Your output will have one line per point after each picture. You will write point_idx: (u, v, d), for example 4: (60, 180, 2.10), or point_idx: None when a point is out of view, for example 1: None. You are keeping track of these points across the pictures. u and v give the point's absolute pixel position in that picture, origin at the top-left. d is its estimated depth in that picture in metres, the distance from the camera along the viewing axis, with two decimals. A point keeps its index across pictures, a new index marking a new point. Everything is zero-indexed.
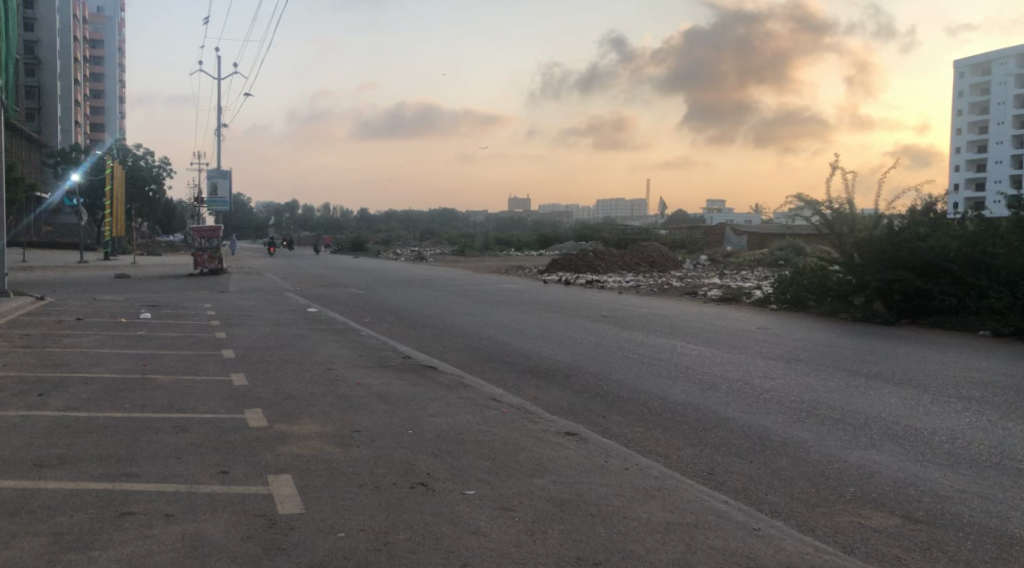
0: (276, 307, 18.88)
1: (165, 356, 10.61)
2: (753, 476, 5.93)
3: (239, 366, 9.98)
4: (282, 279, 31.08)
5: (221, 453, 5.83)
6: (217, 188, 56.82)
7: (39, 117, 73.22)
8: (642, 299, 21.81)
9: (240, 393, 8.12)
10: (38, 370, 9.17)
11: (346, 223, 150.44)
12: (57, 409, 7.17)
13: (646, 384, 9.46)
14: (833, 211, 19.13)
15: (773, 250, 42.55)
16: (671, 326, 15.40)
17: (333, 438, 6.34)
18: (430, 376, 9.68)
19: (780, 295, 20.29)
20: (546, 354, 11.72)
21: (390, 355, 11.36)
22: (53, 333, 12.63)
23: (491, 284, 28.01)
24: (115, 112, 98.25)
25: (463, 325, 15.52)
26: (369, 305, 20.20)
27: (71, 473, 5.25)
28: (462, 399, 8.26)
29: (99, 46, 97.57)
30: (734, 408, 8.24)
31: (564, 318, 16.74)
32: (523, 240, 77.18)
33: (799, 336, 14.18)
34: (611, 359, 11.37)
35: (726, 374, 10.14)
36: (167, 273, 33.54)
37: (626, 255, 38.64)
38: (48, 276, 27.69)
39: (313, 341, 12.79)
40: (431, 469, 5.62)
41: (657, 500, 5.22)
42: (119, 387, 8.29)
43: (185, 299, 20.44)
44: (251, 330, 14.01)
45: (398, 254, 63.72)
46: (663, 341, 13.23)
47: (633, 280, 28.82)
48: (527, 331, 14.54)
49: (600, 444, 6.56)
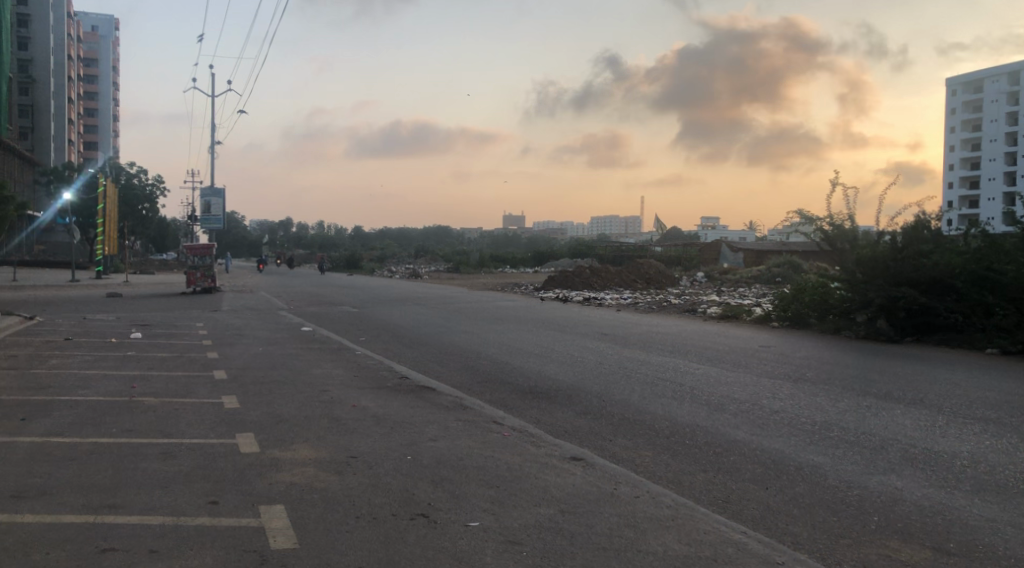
0: (270, 326, 18.57)
1: (154, 377, 10.29)
2: (770, 504, 5.64)
3: (231, 387, 9.67)
4: (276, 297, 30.76)
5: (209, 482, 5.51)
6: (210, 207, 56.24)
7: (32, 135, 73.04)
8: (641, 316, 21.54)
9: (232, 416, 7.81)
10: (21, 393, 8.85)
11: (340, 240, 150.14)
12: (39, 435, 6.85)
13: (651, 405, 9.17)
14: (833, 227, 18.94)
15: (770, 266, 42.38)
16: (673, 344, 15.14)
17: (328, 465, 6.03)
18: (429, 397, 9.38)
19: (781, 312, 20.06)
20: (547, 374, 11.44)
21: (387, 375, 11.06)
22: (40, 354, 12.32)
23: (487, 301, 27.75)
24: (109, 130, 98.14)
25: (460, 344, 15.23)
26: (365, 323, 19.90)
27: (49, 505, 4.93)
28: (462, 422, 7.97)
29: (93, 65, 97.69)
30: (744, 430, 7.96)
31: (564, 336, 16.46)
32: (518, 257, 76.97)
33: (804, 354, 13.94)
34: (613, 379, 11.09)
35: (733, 395, 9.87)
36: (159, 291, 33.18)
37: (623, 272, 38.42)
38: (39, 295, 27.31)
39: (308, 361, 12.48)
40: (432, 498, 5.31)
41: (673, 532, 4.92)
42: (105, 411, 7.98)
43: (177, 318, 20.13)
44: (244, 350, 13.69)
45: (393, 272, 63.45)
46: (665, 360, 12.96)
47: (632, 297, 28.57)
48: (526, 349, 14.26)
49: (609, 471, 6.26)
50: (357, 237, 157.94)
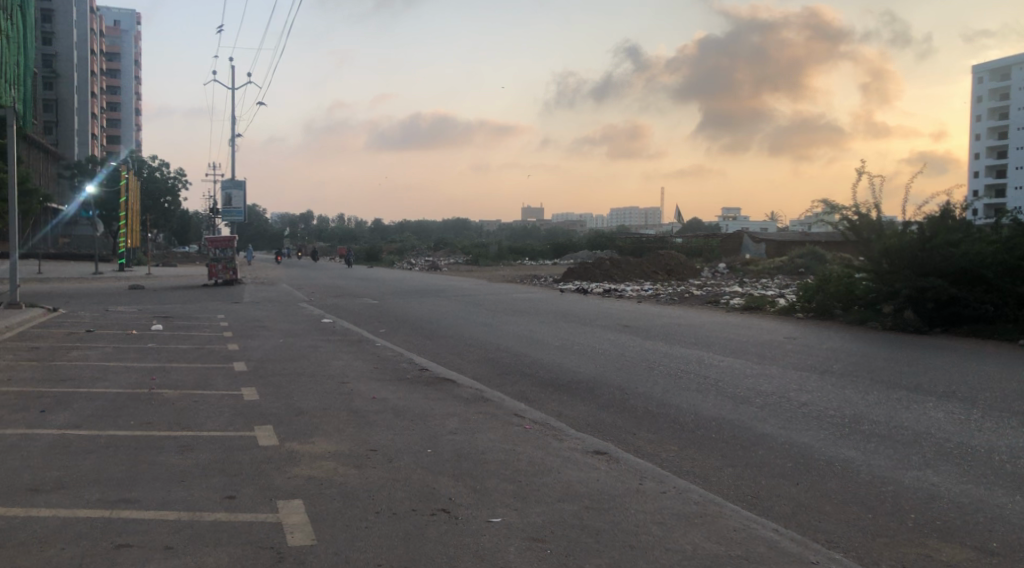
0: (289, 318, 18.55)
1: (174, 369, 10.27)
2: (801, 500, 5.46)
3: (250, 379, 9.62)
4: (296, 289, 30.82)
5: (225, 476, 5.43)
6: (231, 199, 56.58)
7: (56, 129, 73.80)
8: (663, 308, 21.30)
9: (251, 409, 7.74)
10: (42, 385, 8.85)
11: (360, 233, 150.62)
12: (58, 427, 6.82)
13: (675, 398, 9.00)
14: (860, 217, 18.56)
15: (793, 258, 41.84)
16: (696, 336, 14.92)
17: (347, 458, 5.93)
18: (448, 390, 9.26)
19: (806, 303, 19.76)
20: (569, 366, 11.28)
21: (406, 367, 10.96)
22: (62, 345, 12.35)
23: (507, 293, 27.60)
24: (131, 124, 98.97)
25: (481, 336, 15.11)
26: (385, 315, 19.86)
27: (64, 498, 4.87)
28: (482, 415, 7.84)
29: (116, 59, 98.57)
30: (772, 424, 7.77)
31: (585, 328, 16.28)
32: (537, 249, 76.72)
33: (830, 346, 13.67)
34: (636, 371, 10.92)
35: (759, 387, 9.66)
36: (181, 284, 33.38)
37: (644, 264, 38.13)
38: (63, 287, 27.52)
39: (328, 353, 12.42)
40: (452, 493, 5.18)
41: (701, 529, 4.76)
42: (124, 403, 7.94)
43: (199, 310, 20.19)
44: (264, 342, 13.66)
45: (413, 264, 63.55)
46: (689, 352, 12.76)
47: (653, 289, 28.29)
48: (547, 341, 14.11)
49: (634, 465, 6.10)
50: (377, 229, 158.30)
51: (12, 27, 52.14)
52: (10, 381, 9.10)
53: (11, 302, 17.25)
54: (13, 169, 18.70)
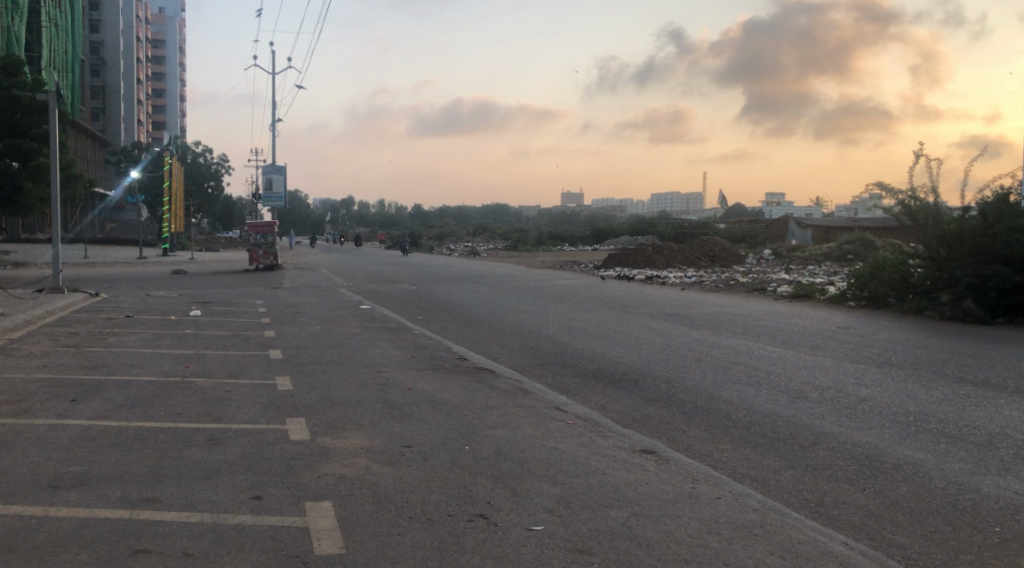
0: (328, 304, 18.41)
1: (209, 357, 10.11)
2: (870, 507, 5.00)
3: (285, 368, 9.40)
4: (336, 275, 30.82)
5: (253, 474, 5.16)
6: (272, 184, 56.93)
7: (103, 116, 75.16)
8: (708, 296, 20.69)
9: (283, 400, 7.50)
10: (76, 373, 8.73)
11: (400, 219, 151.28)
12: (88, 418, 6.65)
13: (725, 391, 8.54)
14: (916, 202, 17.74)
15: (841, 244, 40.68)
16: (744, 325, 14.37)
17: (381, 455, 5.62)
18: (487, 380, 8.93)
19: (858, 291, 19.00)
20: (612, 357, 10.87)
21: (444, 356, 10.65)
22: (100, 331, 12.33)
23: (546, 280, 27.22)
24: (176, 110, 100.51)
25: (520, 323, 14.74)
26: (424, 301, 19.65)
27: (85, 496, 4.64)
28: (522, 409, 7.48)
29: (161, 46, 100.05)
30: (831, 422, 7.27)
31: (627, 316, 15.83)
32: (577, 235, 76.02)
33: (886, 336, 13.02)
34: (682, 362, 10.46)
35: (814, 381, 9.14)
36: (223, 268, 33.62)
37: (686, 250, 37.40)
38: (107, 272, 27.86)
39: (364, 340, 12.18)
40: (491, 496, 4.84)
41: (763, 541, 4.34)
42: (156, 393, 7.77)
43: (238, 295, 20.20)
44: (301, 329, 13.49)
45: (451, 249, 63.45)
46: (738, 343, 12.22)
47: (697, 276, 27.61)
48: (588, 330, 13.69)
49: (685, 467, 5.70)
50: (416, 215, 158.75)
51: (60, 16, 53.09)
52: (45, 368, 9.01)
53: (54, 286, 17.39)
54: (55, 155, 18.81)
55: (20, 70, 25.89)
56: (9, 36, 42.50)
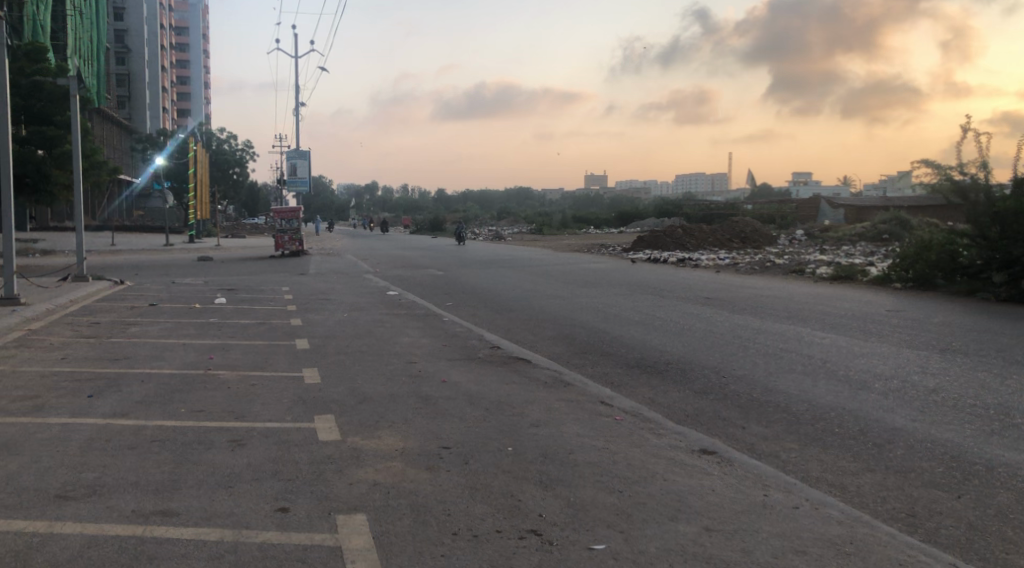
0: (354, 290, 17.97)
1: (234, 347, 9.71)
2: (971, 519, 4.41)
3: (312, 359, 8.96)
4: (362, 260, 30.49)
5: (279, 482, 4.70)
6: (297, 169, 56.73)
7: (129, 104, 75.46)
8: (746, 279, 19.96)
9: (310, 395, 7.03)
10: (95, 366, 8.36)
11: (423, 204, 151.08)
12: (105, 416, 6.25)
13: (780, 383, 7.95)
14: (966, 179, 16.78)
15: (876, 223, 39.60)
16: (788, 309, 13.70)
17: (417, 459, 5.13)
18: (524, 372, 8.40)
19: (903, 272, 18.12)
20: (653, 345, 10.29)
21: (477, 346, 10.13)
22: (123, 321, 11.98)
23: (575, 263, 26.65)
24: (200, 97, 100.83)
25: (554, 309, 14.20)
26: (452, 286, 19.20)
27: (95, 509, 4.20)
28: (566, 404, 6.95)
29: (184, 34, 100.33)
30: (903, 415, 6.64)
31: (664, 300, 15.21)
32: (602, 217, 75.10)
33: (940, 319, 12.28)
34: (729, 350, 9.87)
35: (876, 369, 8.50)
36: (250, 255, 33.42)
37: (717, 231, 36.56)
38: (134, 259, 27.71)
39: (393, 328, 11.69)
40: (543, 508, 4.33)
41: (858, 562, 3.80)
42: (177, 387, 7.35)
43: (264, 282, 19.89)
44: (328, 316, 13.05)
45: (476, 234, 62.95)
46: (785, 328, 11.59)
47: (731, 258, 26.78)
48: (625, 316, 13.11)
49: (753, 470, 5.16)
50: (439, 199, 158.25)
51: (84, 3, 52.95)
52: (64, 360, 8.63)
53: (78, 275, 17.15)
54: (77, 141, 18.53)
55: (43, 56, 25.58)
56: (34, 25, 42.40)
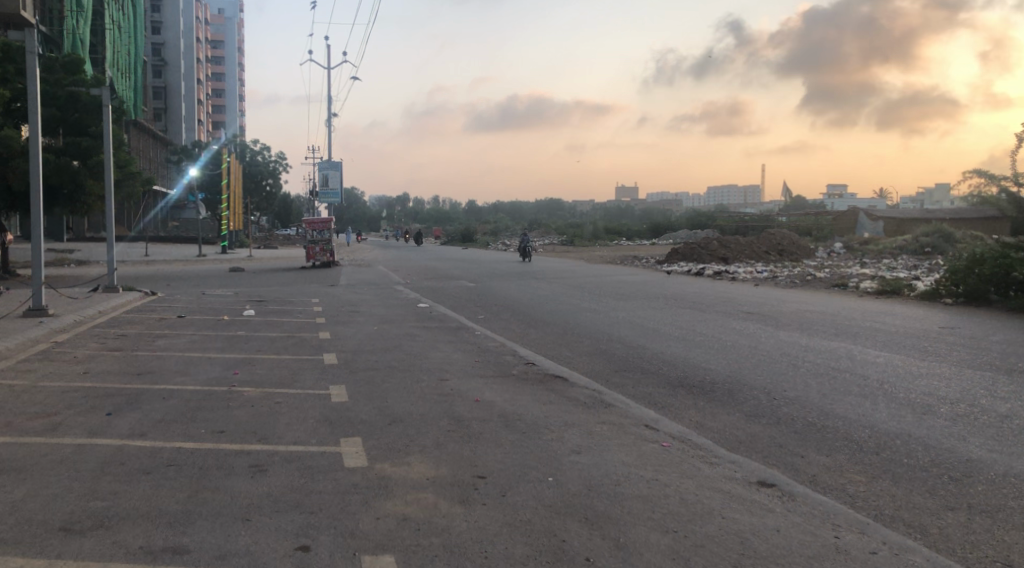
0: (385, 302, 17.66)
1: (260, 361, 9.42)
2: None
3: (339, 375, 8.60)
4: (393, 271, 30.31)
5: (301, 514, 4.33)
6: (328, 180, 56.92)
7: (165, 116, 76.65)
8: (787, 292, 19.30)
9: (337, 415, 6.66)
10: (117, 381, 8.09)
11: (454, 215, 151.49)
12: (122, 436, 5.94)
13: (837, 406, 7.40)
14: None
15: (918, 235, 38.49)
16: (835, 326, 13.07)
17: (449, 490, 4.73)
18: (561, 391, 7.97)
19: (953, 287, 17.31)
20: (696, 362, 9.77)
21: (510, 362, 9.69)
22: (149, 333, 11.77)
23: (609, 275, 26.12)
24: (235, 110, 102.32)
25: (589, 323, 13.73)
26: (483, 299, 18.83)
27: (100, 544, 3.86)
28: (606, 427, 6.49)
29: (220, 47, 101.91)
30: (978, 443, 6.05)
31: (703, 315, 14.66)
32: (634, 229, 74.38)
33: (1000, 337, 11.58)
34: (777, 369, 9.32)
35: (939, 391, 7.87)
36: (281, 266, 33.43)
37: (754, 243, 35.80)
38: (167, 270, 27.80)
39: (423, 343, 11.31)
40: (591, 551, 3.90)
41: None
42: (199, 405, 7.04)
43: (294, 293, 19.71)
44: (356, 330, 12.72)
45: (507, 245, 62.60)
46: (833, 346, 11.00)
47: (769, 271, 26.06)
48: (664, 331, 12.60)
49: (820, 506, 4.65)
50: (470, 211, 158.39)
51: (123, 17, 53.76)
52: (86, 375, 8.37)
53: (109, 285, 17.10)
54: (109, 152, 18.54)
55: (80, 68, 25.85)
56: (73, 38, 43.06)
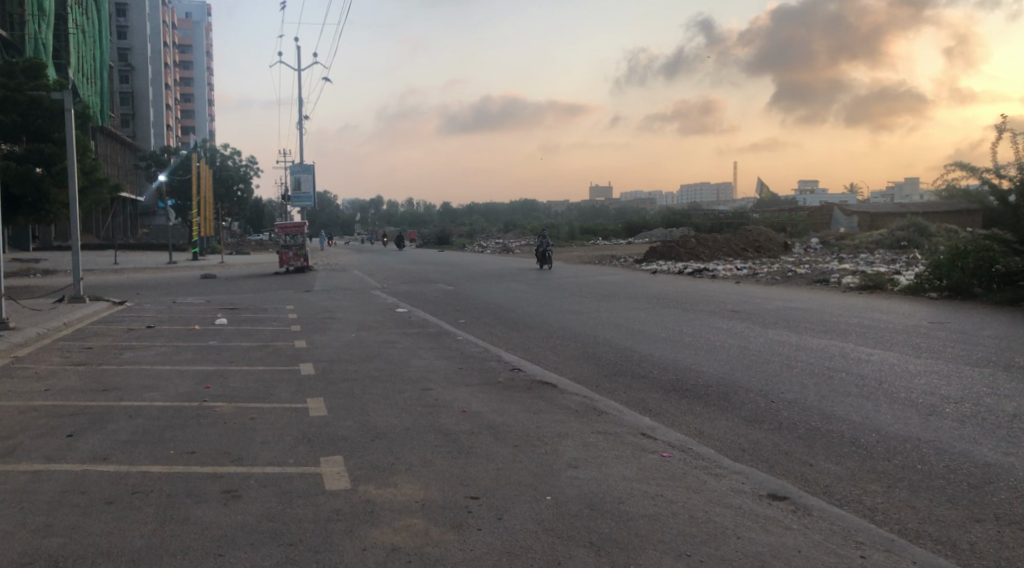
0: (362, 307, 17.22)
1: (233, 373, 8.97)
2: None
3: (317, 386, 8.19)
4: (369, 275, 29.80)
5: (279, 546, 3.94)
6: (301, 183, 56.14)
7: (133, 121, 75.34)
8: (769, 290, 19.15)
9: (316, 431, 6.25)
10: (80, 398, 7.62)
11: (429, 217, 150.61)
12: (83, 460, 5.49)
13: (837, 408, 7.13)
14: (1008, 182, 15.75)
15: (893, 230, 38.69)
16: (823, 323, 12.85)
17: (440, 513, 4.37)
18: (550, 398, 7.61)
19: (937, 281, 17.25)
20: (687, 365, 9.47)
21: (496, 369, 9.32)
22: (116, 345, 11.24)
23: (588, 275, 25.85)
24: (204, 114, 100.91)
25: (573, 325, 13.41)
26: (462, 302, 18.44)
27: None
28: (602, 436, 6.16)
29: (188, 51, 100.46)
30: (990, 445, 5.80)
31: (688, 314, 14.40)
32: (610, 228, 74.30)
33: (990, 332, 11.43)
34: (772, 370, 9.05)
35: (940, 389, 7.63)
36: (255, 272, 32.77)
37: (731, 241, 35.78)
38: (136, 278, 27.06)
39: (403, 350, 10.90)
40: None
41: None
42: (167, 424, 6.58)
43: (268, 300, 19.19)
44: (334, 337, 12.28)
45: (483, 247, 62.21)
46: (825, 344, 10.76)
47: (749, 268, 25.95)
48: (651, 332, 12.31)
49: (839, 521, 4.35)
50: (445, 213, 157.67)
51: (87, 21, 52.58)
52: (47, 393, 7.86)
53: (74, 295, 16.48)
54: (73, 158, 17.93)
55: (41, 73, 25.11)
56: (36, 43, 41.98)
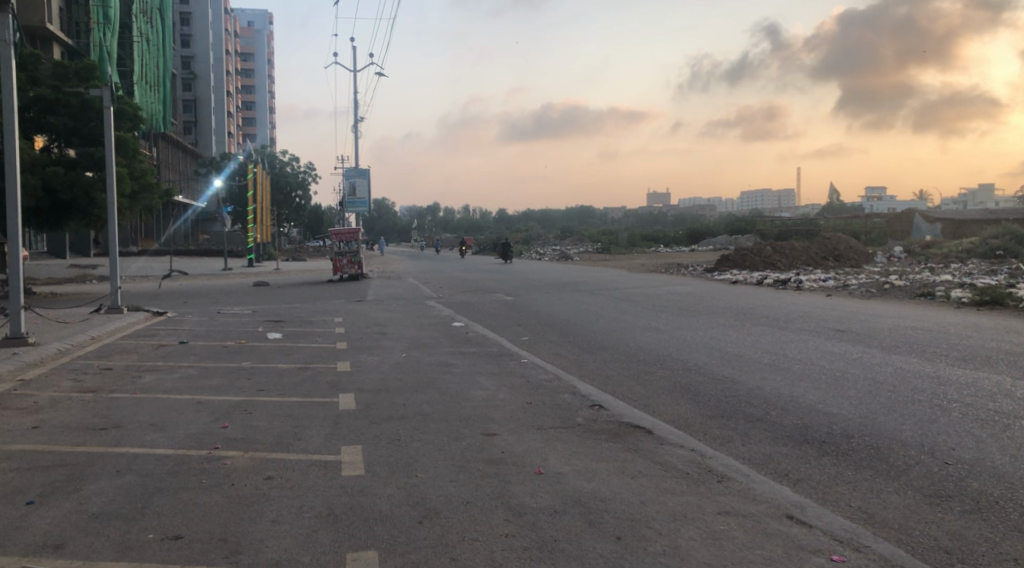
0: (416, 321, 15.71)
1: (260, 407, 7.47)
2: None
3: (354, 429, 6.59)
4: (425, 283, 28.40)
5: None
6: (356, 188, 55.41)
7: (195, 129, 76.08)
8: (869, 304, 17.00)
9: (348, 503, 4.68)
10: (68, 442, 6.14)
11: (485, 224, 149.43)
12: (25, 551, 3.99)
13: None
14: None
15: (986, 238, 35.71)
16: (955, 349, 10.76)
17: None
18: (649, 453, 5.91)
19: None
20: (811, 404, 7.62)
21: (572, 406, 7.61)
22: (139, 366, 9.91)
23: (659, 285, 23.97)
24: (265, 121, 101.89)
25: (655, 347, 11.63)
26: (523, 315, 16.84)
27: None
28: (735, 523, 4.45)
29: (250, 59, 101.62)
30: None
31: (786, 334, 12.49)
32: (671, 234, 71.63)
33: None
34: (921, 415, 7.16)
35: None
36: (308, 279, 31.76)
37: (809, 248, 33.38)
38: (187, 286, 26.24)
39: (459, 376, 9.29)
40: None
41: None
42: (162, 485, 5.08)
43: (316, 312, 17.83)
44: (381, 358, 10.77)
45: (542, 254, 60.48)
46: (975, 377, 8.76)
47: (836, 279, 23.65)
48: (751, 356, 10.48)
49: None
50: (502, 219, 156.48)
51: (151, 30, 52.92)
52: (35, 432, 6.47)
53: (113, 306, 15.41)
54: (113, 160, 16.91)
55: (95, 74, 24.39)
56: (101, 51, 42.15)
